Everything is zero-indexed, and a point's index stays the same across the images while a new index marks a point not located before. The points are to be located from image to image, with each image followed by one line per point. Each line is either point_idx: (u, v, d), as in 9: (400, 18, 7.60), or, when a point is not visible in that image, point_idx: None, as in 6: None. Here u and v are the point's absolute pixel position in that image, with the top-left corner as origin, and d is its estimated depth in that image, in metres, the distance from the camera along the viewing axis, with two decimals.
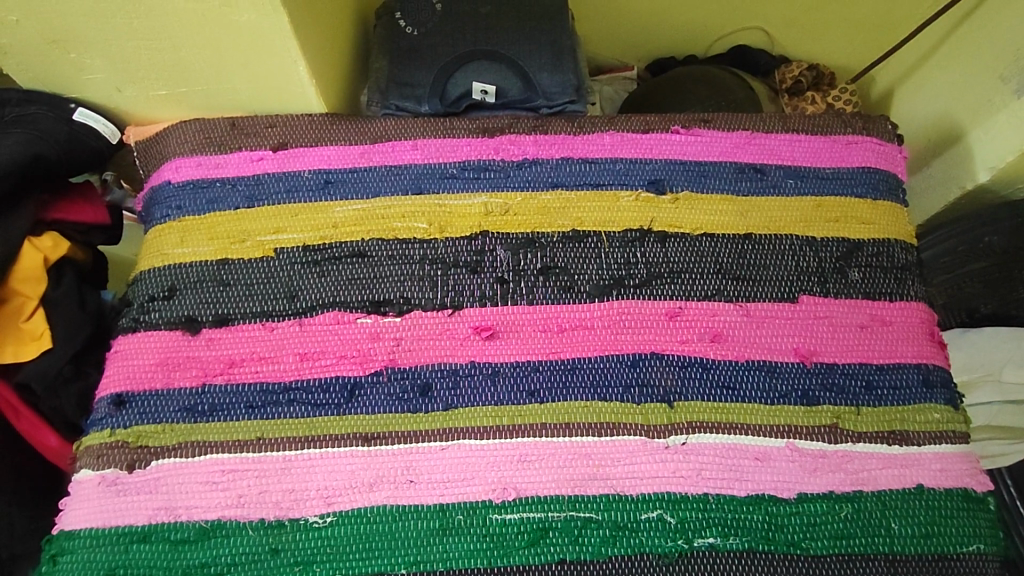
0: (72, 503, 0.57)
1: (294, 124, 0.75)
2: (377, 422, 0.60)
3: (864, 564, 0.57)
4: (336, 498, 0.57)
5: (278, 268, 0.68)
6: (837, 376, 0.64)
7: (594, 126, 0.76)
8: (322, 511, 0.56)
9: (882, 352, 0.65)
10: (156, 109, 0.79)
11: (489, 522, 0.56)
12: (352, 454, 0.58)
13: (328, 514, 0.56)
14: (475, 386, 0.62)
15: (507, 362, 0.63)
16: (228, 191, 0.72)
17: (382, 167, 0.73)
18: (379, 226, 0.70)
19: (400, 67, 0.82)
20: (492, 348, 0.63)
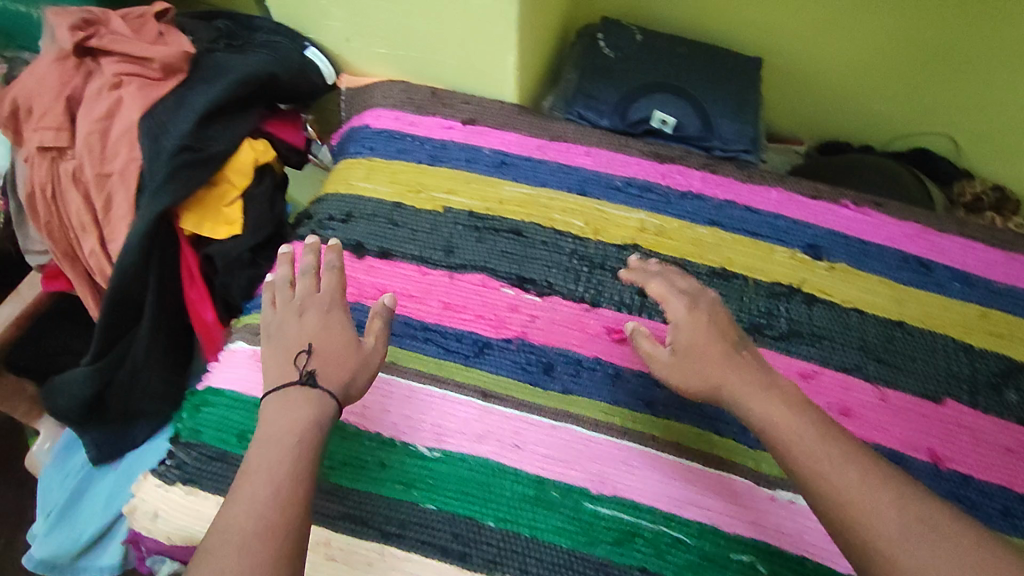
0: (224, 366, 0.64)
1: (485, 106, 0.82)
2: (495, 383, 0.63)
3: None
4: (446, 437, 0.60)
5: (442, 223, 0.74)
6: (937, 480, 0.59)
7: (763, 179, 0.77)
8: (432, 445, 0.60)
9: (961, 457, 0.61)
10: (370, 65, 0.88)
11: (581, 508, 0.57)
12: (468, 404, 0.62)
13: (436, 450, 0.59)
14: (595, 381, 0.63)
15: (630, 369, 0.64)
16: (416, 146, 0.79)
17: (554, 162, 0.78)
18: (540, 213, 0.75)
19: (589, 81, 0.84)
20: (620, 352, 0.65)
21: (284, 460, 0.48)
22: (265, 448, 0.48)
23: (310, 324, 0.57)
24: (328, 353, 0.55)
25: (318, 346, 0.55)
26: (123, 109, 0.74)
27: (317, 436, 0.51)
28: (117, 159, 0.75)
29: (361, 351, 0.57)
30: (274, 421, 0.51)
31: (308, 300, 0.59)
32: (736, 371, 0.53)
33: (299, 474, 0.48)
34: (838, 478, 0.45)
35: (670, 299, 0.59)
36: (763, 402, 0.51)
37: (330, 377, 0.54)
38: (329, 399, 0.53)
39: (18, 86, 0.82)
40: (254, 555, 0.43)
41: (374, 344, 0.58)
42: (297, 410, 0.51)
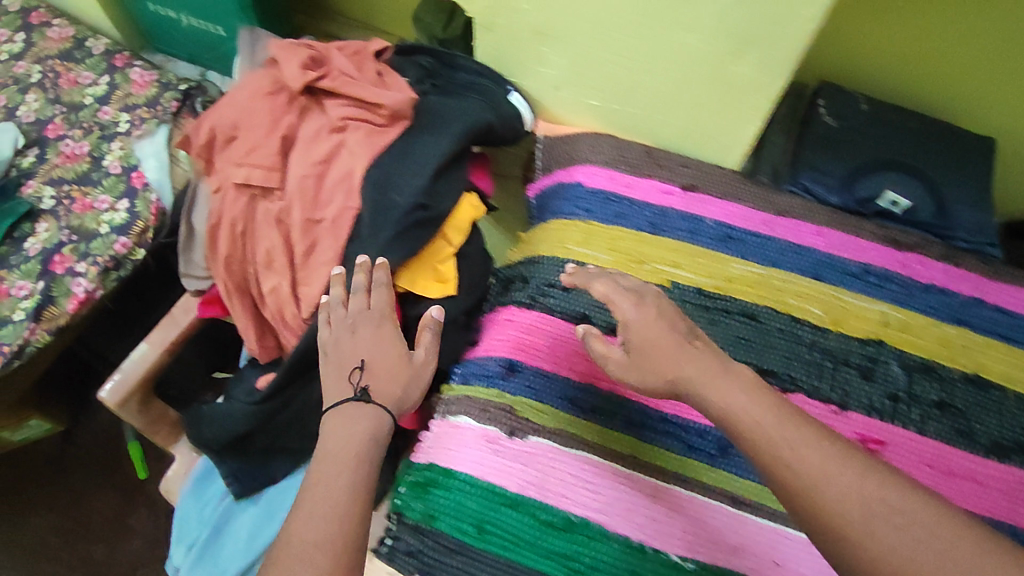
0: (454, 444, 0.66)
1: (705, 171, 0.77)
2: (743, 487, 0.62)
3: None
4: (699, 548, 0.59)
5: (670, 300, 0.70)
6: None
7: (1009, 277, 0.73)
8: (685, 554, 0.59)
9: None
10: (573, 113, 0.82)
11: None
12: (718, 509, 0.61)
13: (690, 561, 0.58)
14: None
15: None
16: (634, 212, 0.75)
17: (783, 240, 0.74)
18: (773, 296, 0.71)
19: (812, 148, 0.80)
20: None
21: (347, 473, 0.52)
22: (327, 460, 0.53)
23: (363, 340, 0.62)
24: (378, 367, 0.60)
25: (370, 361, 0.61)
26: (346, 154, 0.70)
27: (373, 448, 0.55)
28: (330, 207, 0.70)
29: (411, 367, 0.62)
30: (340, 437, 0.55)
31: (355, 315, 0.64)
32: (729, 375, 0.52)
33: (354, 484, 0.52)
34: (771, 448, 0.47)
35: (619, 300, 0.59)
36: (727, 390, 0.51)
37: (383, 392, 0.59)
38: (381, 413, 0.57)
39: (213, 114, 0.76)
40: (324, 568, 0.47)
41: (421, 359, 0.63)
42: (356, 424, 0.56)
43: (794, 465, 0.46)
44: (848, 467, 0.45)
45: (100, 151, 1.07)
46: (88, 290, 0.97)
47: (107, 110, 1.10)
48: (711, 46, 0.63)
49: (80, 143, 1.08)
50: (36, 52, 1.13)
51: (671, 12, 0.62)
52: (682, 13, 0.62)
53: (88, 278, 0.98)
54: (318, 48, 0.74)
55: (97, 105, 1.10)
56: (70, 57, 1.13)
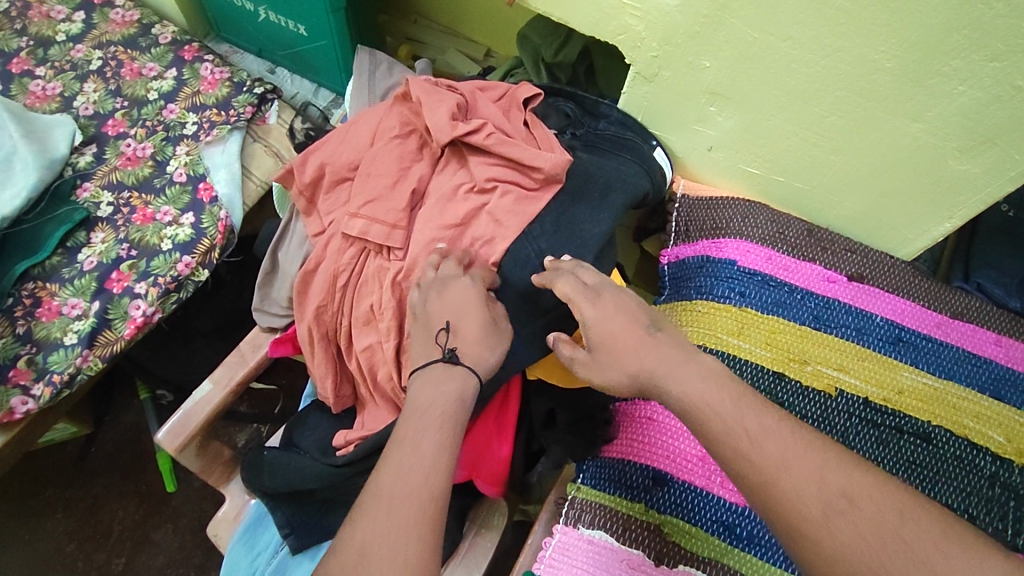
0: (591, 564, 0.57)
1: (876, 260, 0.69)
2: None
3: None
4: None
5: (835, 412, 0.62)
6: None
7: None
8: None
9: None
10: (721, 177, 0.75)
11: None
12: None
13: None
14: None
15: None
16: (795, 302, 0.67)
17: (960, 348, 0.66)
18: (949, 416, 0.63)
19: (985, 243, 0.73)
20: None
21: (432, 434, 0.52)
22: (422, 422, 0.52)
23: (451, 299, 0.57)
24: (466, 334, 0.56)
25: (456, 321, 0.56)
26: (481, 221, 0.62)
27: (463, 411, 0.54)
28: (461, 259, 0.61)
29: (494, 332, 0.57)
30: (431, 401, 0.53)
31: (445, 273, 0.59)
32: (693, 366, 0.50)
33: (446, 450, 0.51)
34: (764, 458, 0.45)
35: (579, 302, 0.55)
36: (687, 377, 0.50)
37: (470, 354, 0.55)
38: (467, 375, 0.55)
39: (324, 149, 0.71)
40: (410, 518, 0.48)
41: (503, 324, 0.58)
42: (446, 388, 0.54)
43: (756, 456, 0.45)
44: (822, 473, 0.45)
45: (164, 154, 0.99)
46: (146, 314, 0.89)
47: (173, 108, 1.02)
48: (940, 139, 0.57)
49: (142, 144, 1.00)
50: (96, 36, 1.08)
51: (900, 97, 0.56)
52: (910, 99, 0.56)
53: (147, 300, 0.89)
54: (465, 92, 0.69)
55: (161, 101, 1.03)
56: (136, 45, 1.07)
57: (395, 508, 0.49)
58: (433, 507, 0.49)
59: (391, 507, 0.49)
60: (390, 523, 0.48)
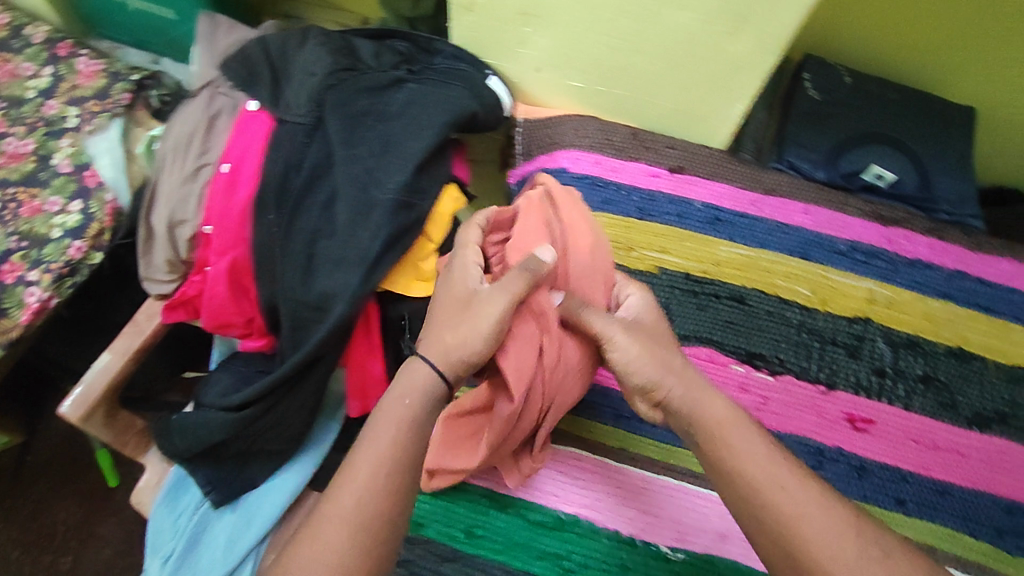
0: None
1: (693, 152, 0.76)
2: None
3: None
4: (688, 536, 0.58)
5: (659, 287, 0.69)
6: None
7: (992, 248, 0.73)
8: (675, 545, 0.58)
9: (883, 439, 0.63)
10: (556, 96, 0.80)
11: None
12: (709, 497, 0.60)
13: (679, 551, 0.58)
14: (837, 473, 0.61)
15: (874, 461, 0.62)
16: (621, 197, 0.73)
17: (771, 220, 0.72)
18: (761, 278, 0.69)
19: (796, 125, 0.79)
20: (860, 442, 0.62)
21: (387, 441, 0.51)
22: (371, 434, 0.51)
23: (467, 279, 0.57)
24: (450, 319, 0.55)
25: (450, 301, 0.56)
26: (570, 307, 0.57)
27: (411, 418, 0.52)
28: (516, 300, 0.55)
29: (479, 313, 0.52)
30: (385, 417, 0.52)
31: (465, 253, 0.59)
32: (718, 397, 0.52)
33: (380, 465, 0.50)
34: (787, 501, 0.46)
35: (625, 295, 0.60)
36: (712, 399, 0.51)
37: (440, 341, 0.54)
38: (421, 363, 0.54)
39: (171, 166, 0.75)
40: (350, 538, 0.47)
41: (489, 305, 0.52)
42: (404, 394, 0.53)
43: (778, 495, 0.46)
44: (828, 511, 0.46)
45: (46, 149, 1.02)
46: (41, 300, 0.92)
47: (52, 104, 1.05)
48: (709, 24, 0.63)
49: (24, 141, 1.02)
50: None
51: None
52: None
53: (41, 286, 0.93)
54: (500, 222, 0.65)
55: (40, 99, 1.05)
56: (8, 46, 1.09)
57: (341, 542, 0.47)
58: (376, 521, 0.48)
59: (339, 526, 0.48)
60: (335, 537, 0.47)
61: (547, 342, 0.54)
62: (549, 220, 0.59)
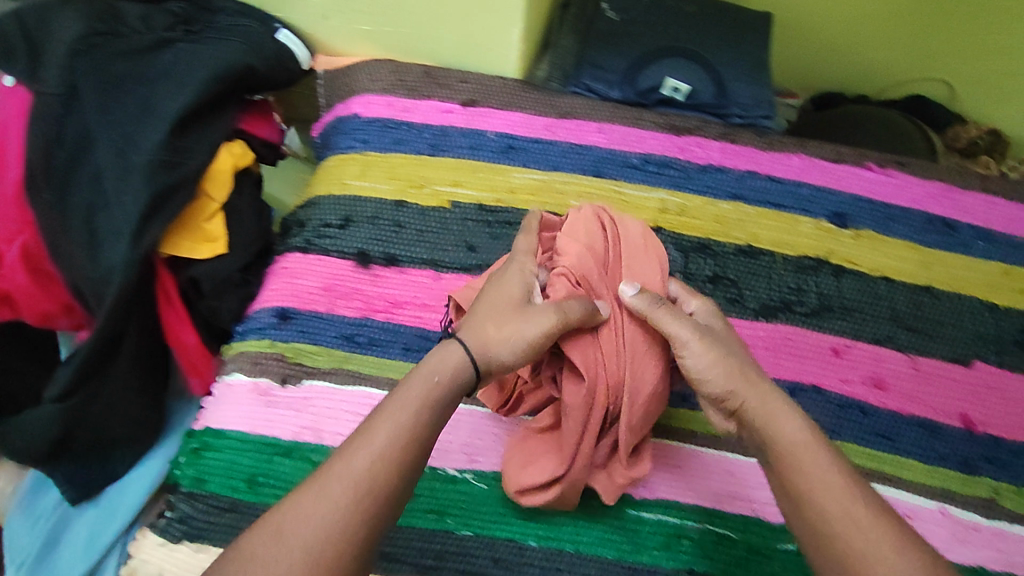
0: (223, 402, 0.62)
1: (486, 84, 0.75)
2: None
3: None
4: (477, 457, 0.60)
5: (452, 221, 0.68)
6: (910, 430, 0.62)
7: (784, 145, 0.74)
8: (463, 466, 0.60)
9: None
10: (352, 44, 0.79)
11: (664, 523, 0.59)
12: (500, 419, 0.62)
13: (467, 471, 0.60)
14: None
15: None
16: (414, 136, 0.72)
17: (565, 142, 0.72)
18: (554, 200, 0.70)
19: (594, 47, 0.79)
20: None
21: (408, 414, 0.46)
22: (393, 401, 0.46)
23: (513, 276, 0.53)
24: (493, 314, 0.51)
25: (500, 292, 0.52)
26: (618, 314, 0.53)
27: (433, 395, 0.47)
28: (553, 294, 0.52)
29: (528, 320, 0.50)
30: (415, 387, 0.47)
31: (520, 263, 0.55)
32: (797, 417, 0.48)
33: (398, 433, 0.45)
34: (840, 522, 0.42)
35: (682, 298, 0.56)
36: (790, 420, 0.47)
37: (481, 334, 0.50)
38: (461, 349, 0.50)
39: None
40: (355, 510, 0.41)
41: (538, 316, 0.49)
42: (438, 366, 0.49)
43: (831, 515, 0.42)
44: (900, 553, 0.40)
45: None
46: None
47: None
48: None
49: None
50: None
51: None
52: None
53: None
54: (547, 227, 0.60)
55: None
56: None
57: (333, 511, 0.40)
58: (383, 502, 0.42)
59: (343, 491, 0.41)
60: (332, 503, 0.41)
61: (609, 354, 0.51)
62: (630, 228, 0.56)
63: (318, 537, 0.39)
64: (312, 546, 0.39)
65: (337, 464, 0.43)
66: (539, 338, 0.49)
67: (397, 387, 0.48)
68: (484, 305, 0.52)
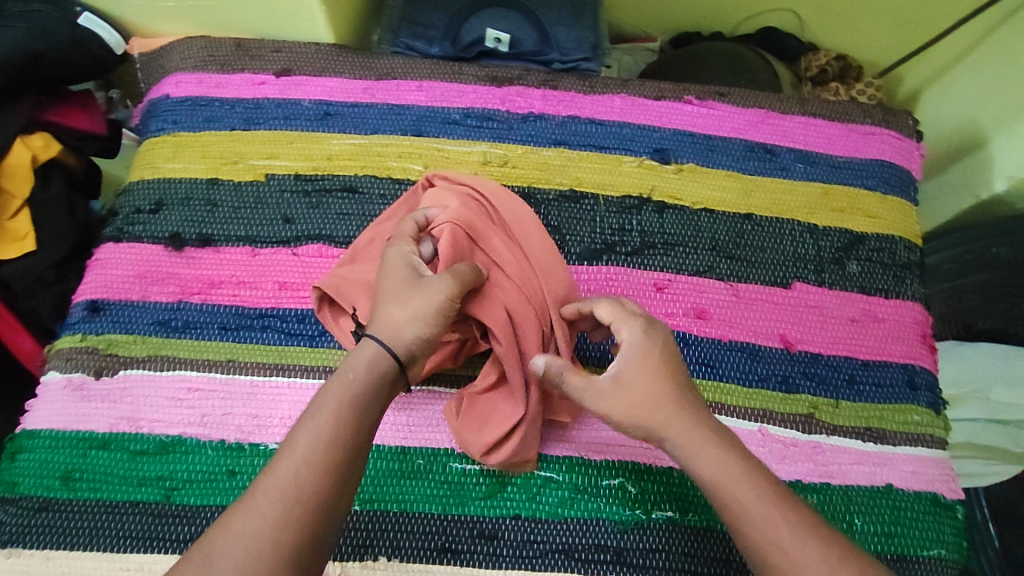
0: (38, 403, 0.60)
1: (301, 51, 0.72)
2: None
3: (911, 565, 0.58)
4: None
5: (268, 194, 0.67)
6: (732, 354, 0.63)
7: (606, 87, 0.73)
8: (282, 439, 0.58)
9: None
10: (163, 21, 0.74)
11: (597, 485, 0.59)
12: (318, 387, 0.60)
13: None
14: None
15: None
16: (225, 112, 0.70)
17: (384, 104, 0.71)
18: (374, 163, 0.69)
19: (414, 5, 0.77)
20: None
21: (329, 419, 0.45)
22: (314, 407, 0.45)
23: (404, 253, 0.52)
24: (403, 298, 0.49)
25: (396, 271, 0.51)
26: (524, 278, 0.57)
27: (354, 392, 0.46)
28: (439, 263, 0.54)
29: (424, 291, 0.49)
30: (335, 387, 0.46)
31: (403, 242, 0.54)
32: (716, 449, 0.47)
33: (324, 437, 0.44)
34: (762, 544, 0.44)
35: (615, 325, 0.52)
36: (704, 453, 0.47)
37: (392, 318, 0.49)
38: (373, 342, 0.48)
39: None
40: (285, 526, 0.41)
41: (436, 281, 0.50)
42: (352, 364, 0.47)
43: (752, 541, 0.44)
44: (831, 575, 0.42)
45: None
46: None
47: None
48: None
49: None
50: None
51: None
52: None
53: None
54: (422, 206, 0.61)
55: None
56: None
57: (264, 528, 0.41)
58: (312, 513, 0.42)
59: (269, 509, 0.41)
60: (259, 521, 0.41)
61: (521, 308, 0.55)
62: (497, 196, 0.61)
63: (249, 558, 0.40)
64: (244, 567, 0.39)
65: (267, 480, 0.43)
66: (445, 301, 0.49)
67: (321, 390, 0.47)
68: (388, 290, 0.50)
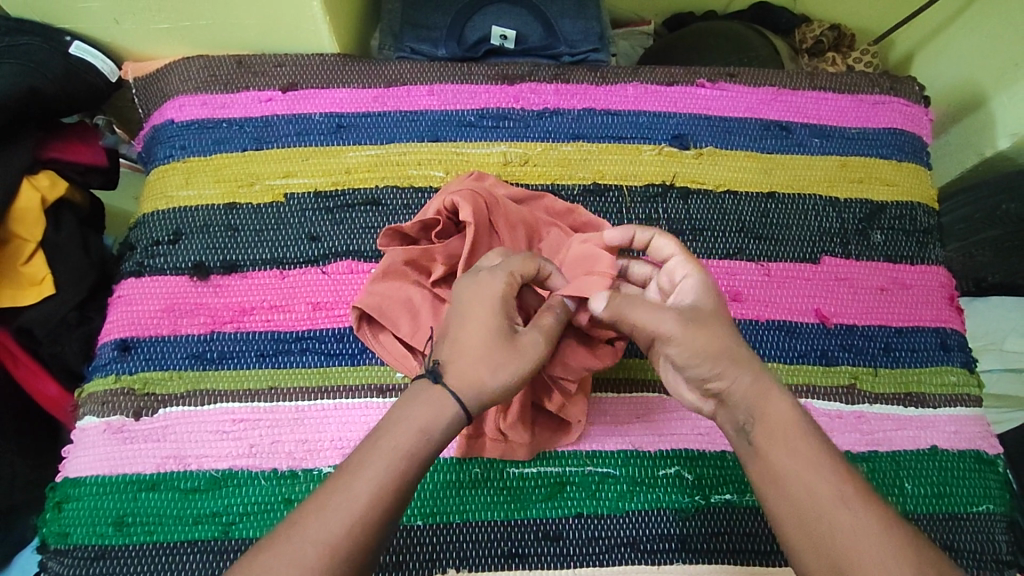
0: (77, 450, 0.59)
1: (305, 63, 0.70)
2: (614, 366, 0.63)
3: (961, 524, 0.60)
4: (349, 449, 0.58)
5: (289, 214, 0.66)
6: (772, 333, 0.64)
7: (618, 76, 0.72)
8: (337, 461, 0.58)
9: None
10: (157, 43, 0.70)
11: (655, 475, 0.60)
12: (367, 405, 0.60)
13: None
14: None
15: None
16: (235, 132, 0.68)
17: (397, 112, 0.69)
18: (393, 173, 0.67)
19: (414, 8, 0.76)
20: None
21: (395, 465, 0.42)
22: (391, 446, 0.43)
23: (488, 295, 0.46)
24: (478, 352, 0.45)
25: (477, 322, 0.46)
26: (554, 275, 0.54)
27: (421, 451, 0.43)
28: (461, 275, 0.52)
29: (519, 352, 0.45)
30: (404, 421, 0.43)
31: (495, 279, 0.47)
32: (775, 403, 0.47)
33: (383, 490, 0.41)
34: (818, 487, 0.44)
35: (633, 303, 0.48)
36: (770, 403, 0.47)
37: (471, 375, 0.45)
38: (448, 398, 0.44)
39: None
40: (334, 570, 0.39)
41: (532, 342, 0.46)
42: (413, 412, 0.44)
43: (808, 484, 0.44)
44: (889, 533, 0.42)
45: None
46: None
47: None
48: None
49: None
50: None
51: None
52: None
53: None
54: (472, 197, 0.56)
55: None
56: None
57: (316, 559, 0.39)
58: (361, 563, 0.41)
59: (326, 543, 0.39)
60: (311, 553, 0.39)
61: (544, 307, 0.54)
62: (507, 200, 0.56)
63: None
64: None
65: (323, 506, 0.41)
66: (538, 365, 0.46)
67: (396, 420, 0.44)
68: (472, 346, 0.45)
